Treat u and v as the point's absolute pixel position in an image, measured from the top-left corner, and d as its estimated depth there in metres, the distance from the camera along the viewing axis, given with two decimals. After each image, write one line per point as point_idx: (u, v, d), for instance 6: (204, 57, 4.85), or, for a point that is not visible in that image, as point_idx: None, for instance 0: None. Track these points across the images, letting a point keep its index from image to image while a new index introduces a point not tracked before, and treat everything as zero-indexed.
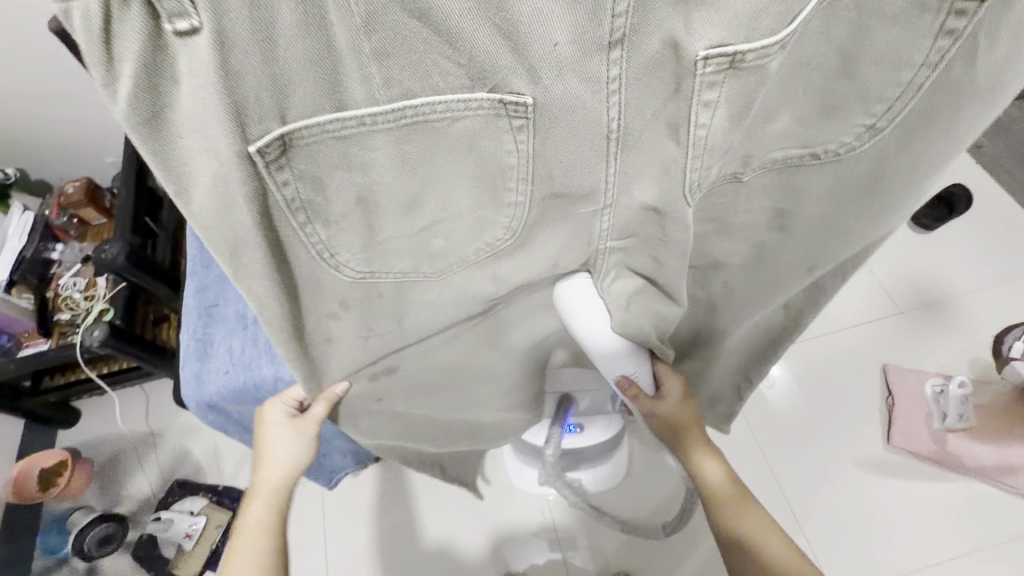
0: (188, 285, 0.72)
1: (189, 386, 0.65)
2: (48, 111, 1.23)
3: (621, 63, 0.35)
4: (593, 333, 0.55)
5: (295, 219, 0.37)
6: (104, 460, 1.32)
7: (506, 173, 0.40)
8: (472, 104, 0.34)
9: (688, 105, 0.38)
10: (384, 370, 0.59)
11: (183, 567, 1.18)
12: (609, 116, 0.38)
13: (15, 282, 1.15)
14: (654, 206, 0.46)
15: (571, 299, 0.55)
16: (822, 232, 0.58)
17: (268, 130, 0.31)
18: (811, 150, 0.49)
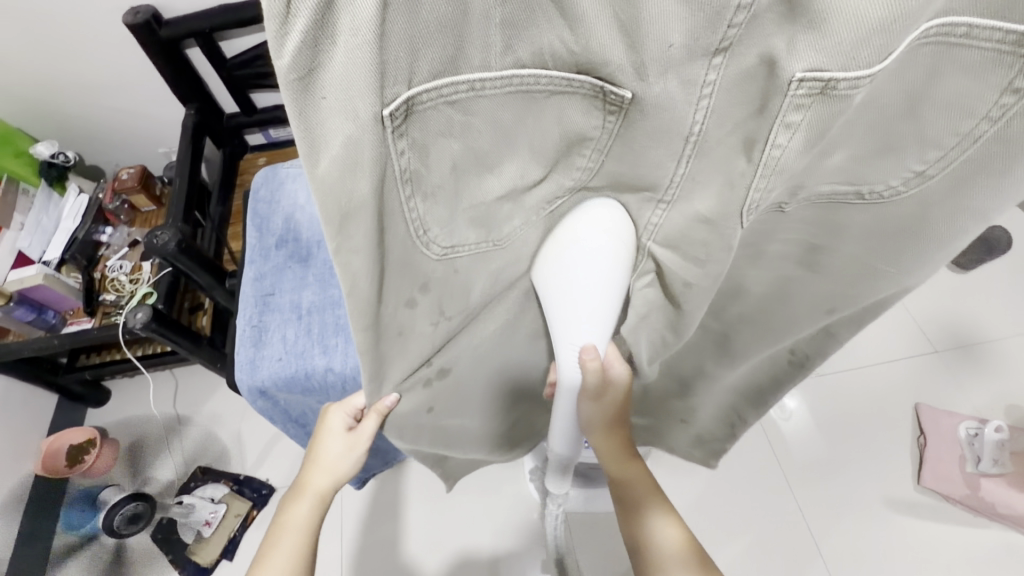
0: (246, 273, 0.74)
1: (243, 370, 0.66)
2: (109, 101, 1.28)
3: (720, 68, 0.31)
4: (586, 283, 0.44)
5: (401, 193, 0.33)
6: (131, 441, 1.35)
7: (581, 145, 0.36)
8: (574, 83, 0.31)
9: (770, 126, 0.32)
10: (439, 373, 0.55)
11: (200, 553, 1.20)
12: (693, 118, 0.34)
13: (65, 262, 1.21)
14: (708, 220, 0.40)
15: (587, 228, 0.43)
16: (855, 277, 0.50)
17: (398, 95, 0.27)
18: (857, 189, 0.42)
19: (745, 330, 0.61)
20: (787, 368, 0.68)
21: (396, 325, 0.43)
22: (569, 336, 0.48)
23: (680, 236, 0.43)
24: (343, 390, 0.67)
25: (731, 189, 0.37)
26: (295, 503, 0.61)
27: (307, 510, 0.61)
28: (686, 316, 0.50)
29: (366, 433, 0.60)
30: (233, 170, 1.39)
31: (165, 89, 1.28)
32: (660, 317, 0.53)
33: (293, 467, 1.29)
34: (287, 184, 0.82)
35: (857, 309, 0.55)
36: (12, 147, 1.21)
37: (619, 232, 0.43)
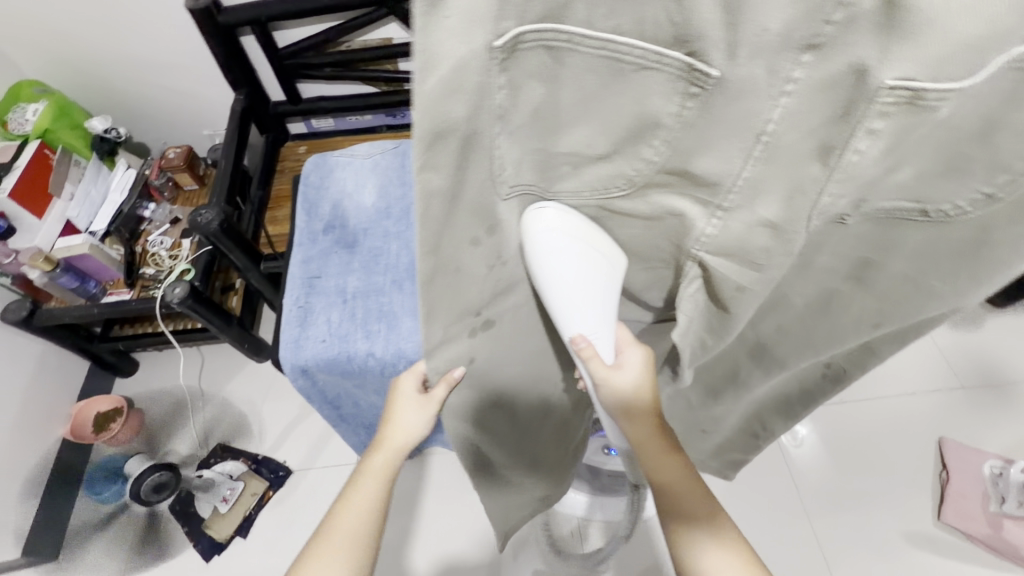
0: (294, 255, 0.76)
1: (288, 348, 0.68)
2: (163, 79, 1.32)
3: (808, 67, 0.31)
4: (569, 271, 0.44)
5: (492, 130, 0.33)
6: (154, 413, 1.38)
7: (654, 129, 0.35)
8: (663, 60, 0.30)
9: (852, 130, 0.33)
10: (484, 325, 0.50)
11: (215, 529, 1.23)
12: (768, 115, 0.33)
13: (110, 234, 1.24)
14: (773, 225, 0.39)
15: (535, 234, 0.42)
16: (903, 291, 0.49)
17: (508, 30, 0.28)
18: (922, 207, 0.42)
19: (784, 341, 0.60)
20: (820, 381, 0.69)
21: (452, 262, 0.41)
22: (559, 323, 0.48)
23: (737, 243, 0.42)
24: (382, 375, 0.69)
25: (802, 194, 0.38)
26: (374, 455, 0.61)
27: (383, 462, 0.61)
28: (734, 318, 0.49)
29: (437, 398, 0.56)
30: (274, 157, 1.42)
31: (217, 71, 1.31)
32: (701, 322, 0.52)
33: (312, 450, 1.32)
34: (337, 171, 0.83)
35: (898, 327, 0.54)
36: (69, 120, 1.25)
37: (568, 227, 0.42)
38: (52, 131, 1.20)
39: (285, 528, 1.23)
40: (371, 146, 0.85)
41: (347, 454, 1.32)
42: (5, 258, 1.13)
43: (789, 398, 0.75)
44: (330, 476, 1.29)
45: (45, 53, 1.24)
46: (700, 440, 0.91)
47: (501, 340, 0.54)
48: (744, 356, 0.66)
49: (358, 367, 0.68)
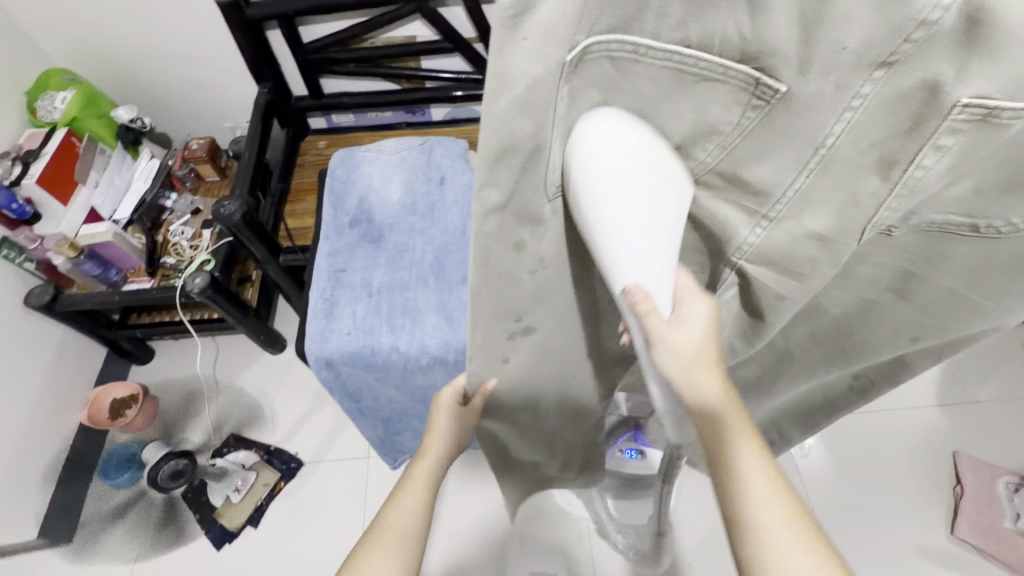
0: (320, 248, 0.77)
1: (314, 340, 0.68)
2: (191, 72, 1.34)
3: (877, 82, 0.31)
4: (628, 201, 0.35)
5: (551, 132, 0.35)
6: (169, 402, 1.39)
7: (708, 135, 0.37)
8: (729, 73, 0.32)
9: (919, 146, 0.34)
10: (524, 331, 0.50)
11: (227, 517, 1.24)
12: (832, 128, 0.34)
13: (132, 223, 1.26)
14: (821, 236, 0.41)
15: (590, 151, 0.35)
16: (945, 304, 0.50)
17: (576, 43, 0.30)
18: (973, 222, 0.41)
19: (813, 350, 0.61)
20: (845, 392, 0.69)
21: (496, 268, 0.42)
22: (609, 273, 0.38)
23: (781, 254, 0.43)
24: (403, 370, 0.69)
25: (856, 206, 0.38)
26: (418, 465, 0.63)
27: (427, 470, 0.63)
28: (769, 327, 0.50)
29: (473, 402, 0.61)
30: (294, 150, 1.42)
31: (242, 65, 1.32)
32: (735, 325, 0.53)
33: (324, 442, 1.33)
34: (363, 167, 0.84)
35: (940, 340, 0.55)
36: (96, 109, 1.26)
37: (626, 146, 0.34)
38: (79, 120, 1.21)
39: (296, 520, 1.24)
40: (398, 143, 0.86)
41: (358, 448, 1.32)
42: (31, 244, 1.15)
43: (810, 407, 0.75)
44: (341, 469, 1.30)
45: (78, 43, 1.26)
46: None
47: (540, 344, 0.55)
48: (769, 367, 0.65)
49: (381, 361, 0.69)
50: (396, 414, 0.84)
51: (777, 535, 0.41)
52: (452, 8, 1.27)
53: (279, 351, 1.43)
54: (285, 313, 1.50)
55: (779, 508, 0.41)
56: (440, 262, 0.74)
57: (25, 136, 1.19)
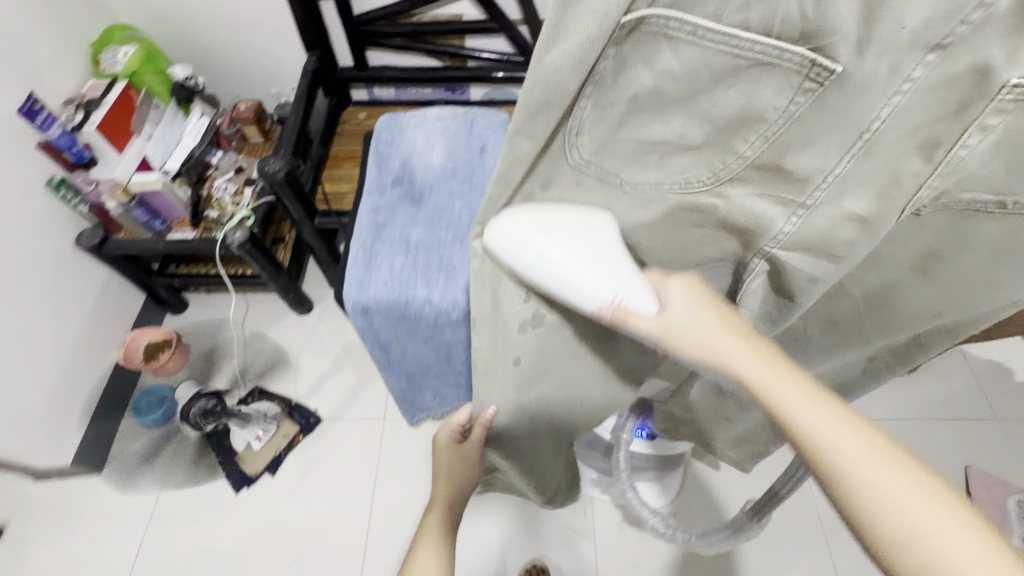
0: (364, 202, 0.80)
1: (353, 286, 0.73)
2: (243, 35, 1.39)
3: (929, 66, 0.33)
4: (561, 256, 0.43)
5: (582, 91, 0.37)
6: (199, 351, 1.45)
7: (751, 125, 0.38)
8: (785, 56, 0.33)
9: (965, 125, 0.37)
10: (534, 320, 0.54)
11: (248, 463, 1.30)
12: (878, 113, 0.36)
13: (180, 174, 1.31)
14: (862, 218, 0.42)
15: (501, 237, 0.43)
16: (966, 286, 0.51)
17: (634, 10, 0.33)
18: (1002, 199, 0.42)
19: (830, 328, 0.63)
20: (860, 375, 0.71)
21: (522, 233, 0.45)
22: (582, 305, 0.44)
23: (818, 239, 0.45)
24: (435, 322, 0.73)
25: (898, 187, 0.41)
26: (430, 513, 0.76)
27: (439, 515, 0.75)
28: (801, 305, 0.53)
29: (473, 441, 0.72)
30: (335, 120, 1.47)
31: (293, 32, 1.37)
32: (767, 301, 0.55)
33: (343, 401, 1.38)
34: (408, 132, 0.87)
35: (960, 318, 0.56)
36: (156, 65, 1.32)
37: (530, 221, 0.43)
38: (138, 74, 1.27)
39: (310, 471, 1.30)
40: (442, 112, 0.90)
41: (373, 410, 1.37)
42: (88, 186, 1.22)
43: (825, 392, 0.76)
44: (357, 428, 1.35)
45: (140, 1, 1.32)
46: (724, 429, 0.92)
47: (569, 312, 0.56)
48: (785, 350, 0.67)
49: (414, 312, 0.73)
50: (420, 371, 0.88)
51: (877, 483, 0.37)
52: None
53: (306, 312, 1.49)
54: (314, 276, 1.55)
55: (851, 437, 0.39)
56: (476, 225, 0.77)
57: (88, 85, 1.24)
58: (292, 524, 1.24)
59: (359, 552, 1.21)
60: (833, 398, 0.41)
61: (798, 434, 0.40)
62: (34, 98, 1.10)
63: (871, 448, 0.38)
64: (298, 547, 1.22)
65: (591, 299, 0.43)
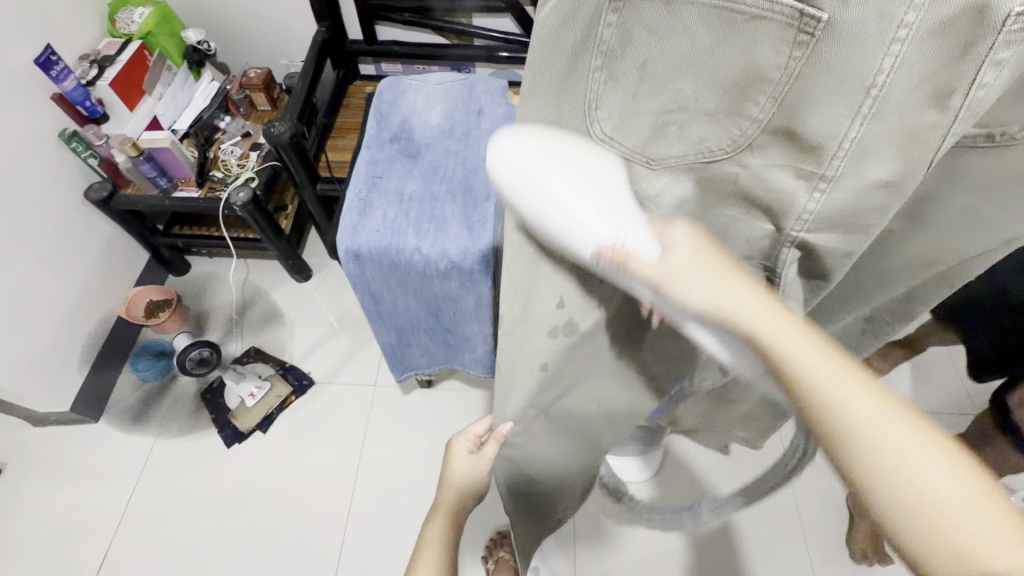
0: (361, 155, 0.83)
1: (346, 232, 0.76)
2: (256, 5, 1.42)
3: (919, 10, 0.33)
4: (567, 190, 0.39)
5: (591, 62, 0.39)
6: (198, 311, 1.48)
7: (759, 85, 0.38)
8: (776, 7, 0.34)
9: (978, 67, 0.34)
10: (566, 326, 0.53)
11: (240, 419, 1.33)
12: (880, 66, 0.35)
13: (188, 135, 1.35)
14: (888, 183, 0.41)
15: (503, 163, 0.41)
16: (961, 225, 0.50)
17: None
18: (988, 133, 0.42)
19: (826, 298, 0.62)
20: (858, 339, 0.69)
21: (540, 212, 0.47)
22: (577, 245, 0.40)
23: (845, 214, 0.43)
24: (424, 271, 0.77)
25: (918, 143, 0.39)
26: (432, 521, 0.76)
27: (441, 526, 0.75)
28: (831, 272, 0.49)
29: (487, 457, 0.73)
30: (342, 92, 1.49)
31: (304, 3, 1.40)
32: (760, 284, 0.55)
33: (334, 366, 1.41)
34: (409, 94, 0.89)
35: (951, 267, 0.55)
36: (169, 28, 1.35)
37: (533, 147, 0.40)
38: (152, 35, 1.30)
39: (300, 432, 1.33)
40: (443, 77, 0.92)
41: (364, 376, 1.40)
42: (98, 141, 1.25)
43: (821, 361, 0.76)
44: (346, 393, 1.38)
45: None
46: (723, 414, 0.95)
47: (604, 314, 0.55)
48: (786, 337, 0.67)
49: (404, 260, 0.76)
50: (409, 326, 0.91)
51: (887, 439, 0.36)
52: None
53: (304, 280, 1.52)
54: (315, 246, 1.58)
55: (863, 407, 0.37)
56: (467, 181, 0.80)
57: (103, 43, 1.27)
58: (279, 481, 1.28)
59: (342, 510, 1.24)
60: (837, 349, 0.40)
61: (809, 390, 0.38)
62: (51, 49, 1.13)
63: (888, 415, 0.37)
64: (284, 503, 1.26)
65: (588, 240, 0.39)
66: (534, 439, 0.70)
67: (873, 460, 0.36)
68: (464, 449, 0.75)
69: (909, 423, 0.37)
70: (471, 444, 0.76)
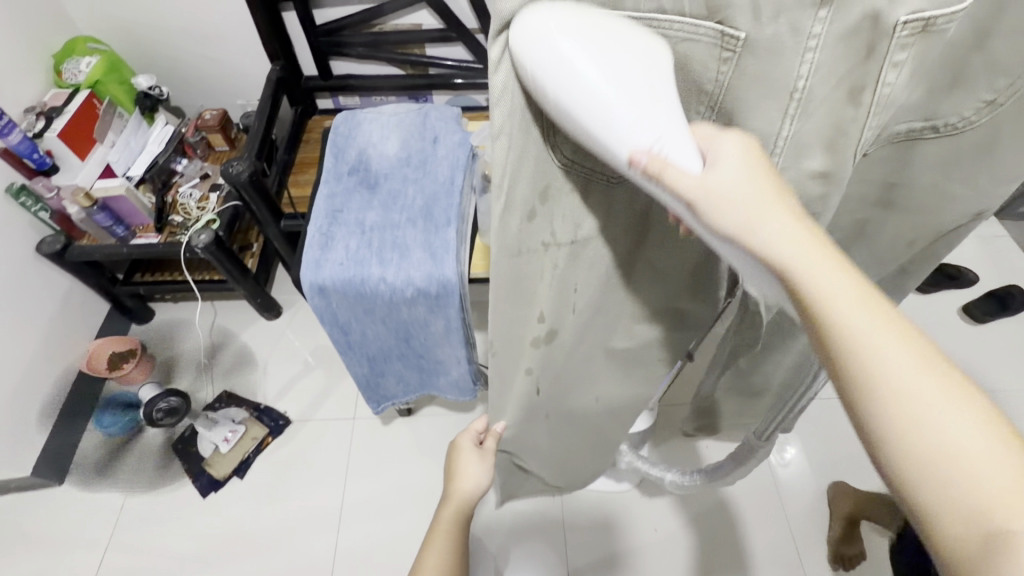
0: (321, 190, 0.84)
1: (308, 267, 0.76)
2: (205, 49, 1.42)
3: (825, 22, 0.35)
4: (607, 80, 0.34)
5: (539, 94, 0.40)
6: (165, 359, 1.44)
7: (699, 98, 0.40)
8: (698, 30, 0.36)
9: (879, 68, 0.38)
10: (546, 335, 0.64)
11: (215, 466, 1.29)
12: (798, 72, 0.37)
13: (144, 181, 1.32)
14: (824, 172, 0.44)
15: (531, 39, 0.34)
16: (925, 201, 0.56)
17: None
18: (932, 124, 0.48)
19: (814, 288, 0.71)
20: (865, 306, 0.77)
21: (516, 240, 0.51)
22: (607, 141, 0.36)
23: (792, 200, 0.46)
24: (391, 300, 0.77)
25: (843, 136, 0.42)
26: (444, 509, 0.84)
27: (453, 512, 0.83)
28: None
29: (490, 451, 0.84)
30: (301, 127, 1.49)
31: (256, 43, 1.41)
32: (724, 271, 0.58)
33: (311, 404, 1.38)
34: (365, 125, 0.90)
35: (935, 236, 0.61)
36: (118, 76, 1.34)
37: (566, 22, 0.34)
38: (101, 83, 1.28)
39: (279, 475, 1.29)
40: (397, 108, 0.93)
41: (342, 410, 1.38)
42: (48, 193, 1.22)
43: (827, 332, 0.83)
44: (325, 430, 1.35)
45: (105, 16, 1.35)
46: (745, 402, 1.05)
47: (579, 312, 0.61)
48: (797, 323, 0.79)
49: (370, 291, 0.76)
50: (381, 354, 0.91)
51: (913, 384, 0.33)
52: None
53: (274, 317, 1.49)
54: (283, 282, 1.56)
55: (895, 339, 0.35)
56: (427, 208, 0.81)
57: (49, 94, 1.26)
58: (260, 526, 1.23)
59: (327, 551, 1.21)
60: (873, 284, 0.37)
61: (839, 327, 0.36)
62: None
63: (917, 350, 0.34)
64: (266, 551, 1.21)
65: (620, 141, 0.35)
66: (529, 423, 0.82)
67: (901, 422, 0.33)
68: (469, 443, 0.85)
69: (956, 393, 0.33)
70: (473, 438, 0.86)
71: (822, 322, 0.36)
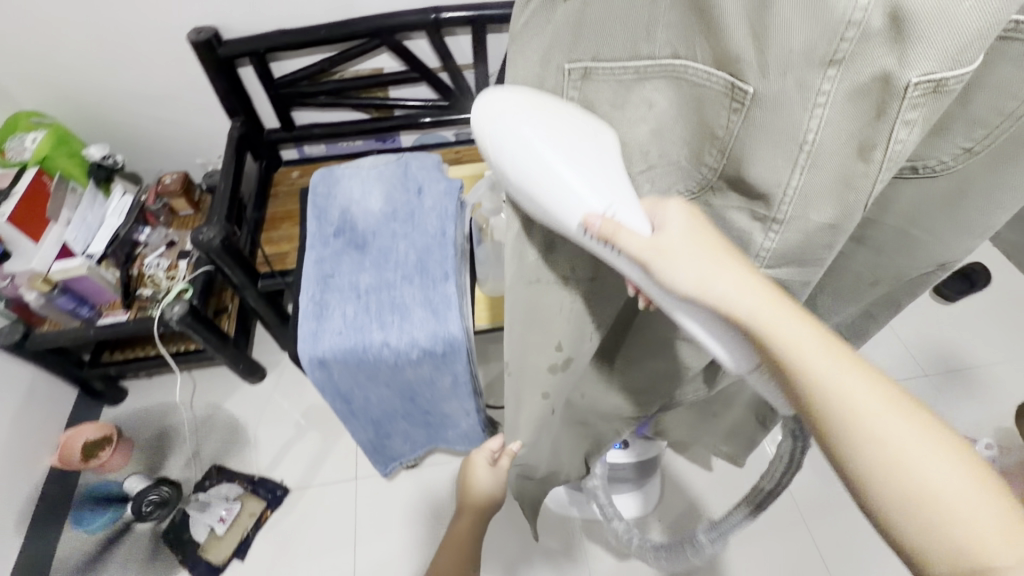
0: (307, 255, 0.80)
1: (306, 340, 0.72)
2: (160, 112, 1.37)
3: (834, 81, 0.34)
4: (558, 154, 0.40)
5: None
6: (146, 440, 1.35)
7: (711, 141, 0.41)
8: (711, 78, 0.38)
9: (889, 129, 0.35)
10: (564, 361, 0.60)
11: (212, 550, 1.21)
12: (808, 127, 0.36)
13: (106, 256, 1.24)
14: (833, 224, 0.41)
15: (488, 121, 0.41)
16: (898, 244, 0.54)
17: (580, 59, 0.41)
18: (910, 164, 0.46)
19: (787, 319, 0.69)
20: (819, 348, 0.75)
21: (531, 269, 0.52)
22: (559, 213, 0.41)
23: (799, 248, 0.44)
24: (395, 363, 0.74)
25: (852, 190, 0.39)
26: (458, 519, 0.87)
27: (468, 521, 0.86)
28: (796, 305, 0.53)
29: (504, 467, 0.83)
30: (268, 181, 1.46)
31: (214, 101, 1.37)
32: None
33: (308, 468, 1.31)
34: (344, 181, 0.85)
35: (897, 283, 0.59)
36: (68, 148, 1.27)
37: (524, 105, 0.40)
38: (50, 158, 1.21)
39: (283, 552, 1.21)
40: (376, 161, 0.90)
41: (341, 469, 1.31)
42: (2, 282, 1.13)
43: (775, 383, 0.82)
44: (326, 494, 1.28)
45: (48, 89, 1.29)
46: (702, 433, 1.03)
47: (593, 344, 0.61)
48: None
49: (374, 356, 0.74)
50: (386, 417, 0.87)
51: (893, 431, 0.36)
52: (415, 40, 1.35)
53: (259, 381, 1.42)
54: (263, 342, 1.50)
55: (863, 383, 0.37)
56: (422, 263, 0.78)
57: None
58: None
59: None
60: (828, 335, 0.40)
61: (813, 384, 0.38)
62: None
63: (885, 396, 0.37)
64: None
65: (570, 207, 0.40)
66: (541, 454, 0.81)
67: (885, 467, 0.35)
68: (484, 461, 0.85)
69: (921, 425, 0.36)
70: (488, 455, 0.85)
71: (800, 379, 0.38)
